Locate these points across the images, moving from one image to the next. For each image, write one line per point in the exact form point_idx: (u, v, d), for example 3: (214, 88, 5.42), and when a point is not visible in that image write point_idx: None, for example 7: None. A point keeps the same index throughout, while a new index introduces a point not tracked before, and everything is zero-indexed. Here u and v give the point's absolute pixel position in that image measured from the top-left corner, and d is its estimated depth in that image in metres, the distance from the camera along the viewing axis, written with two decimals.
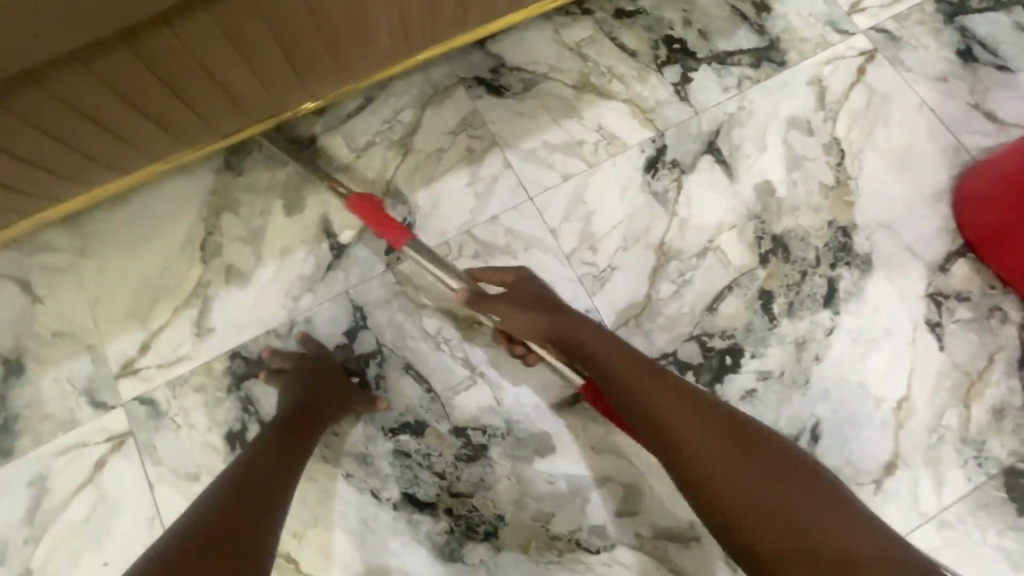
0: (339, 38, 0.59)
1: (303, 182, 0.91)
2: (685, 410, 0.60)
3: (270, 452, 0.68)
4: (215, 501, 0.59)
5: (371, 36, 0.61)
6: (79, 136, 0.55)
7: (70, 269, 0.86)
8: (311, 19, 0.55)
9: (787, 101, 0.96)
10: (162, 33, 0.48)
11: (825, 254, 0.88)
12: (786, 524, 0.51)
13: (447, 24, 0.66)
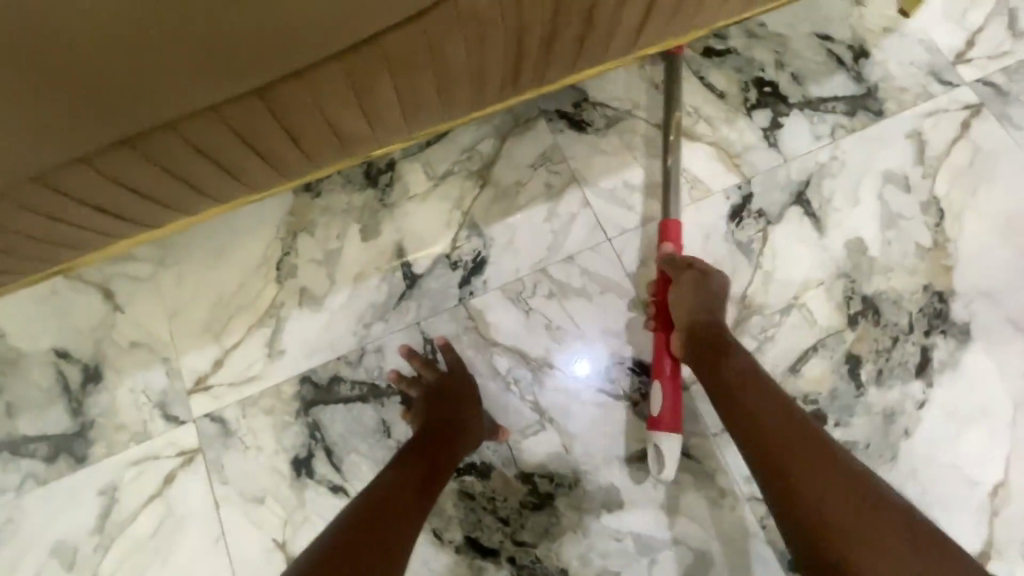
0: (451, 79, 0.58)
1: (379, 207, 0.90)
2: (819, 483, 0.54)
3: (407, 479, 0.67)
4: (348, 536, 0.59)
5: (484, 80, 0.60)
6: (189, 168, 0.55)
7: (150, 281, 0.88)
8: (431, 64, 0.54)
9: (883, 154, 0.91)
10: (289, 78, 0.49)
11: (919, 320, 0.83)
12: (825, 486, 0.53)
13: (561, 67, 0.64)
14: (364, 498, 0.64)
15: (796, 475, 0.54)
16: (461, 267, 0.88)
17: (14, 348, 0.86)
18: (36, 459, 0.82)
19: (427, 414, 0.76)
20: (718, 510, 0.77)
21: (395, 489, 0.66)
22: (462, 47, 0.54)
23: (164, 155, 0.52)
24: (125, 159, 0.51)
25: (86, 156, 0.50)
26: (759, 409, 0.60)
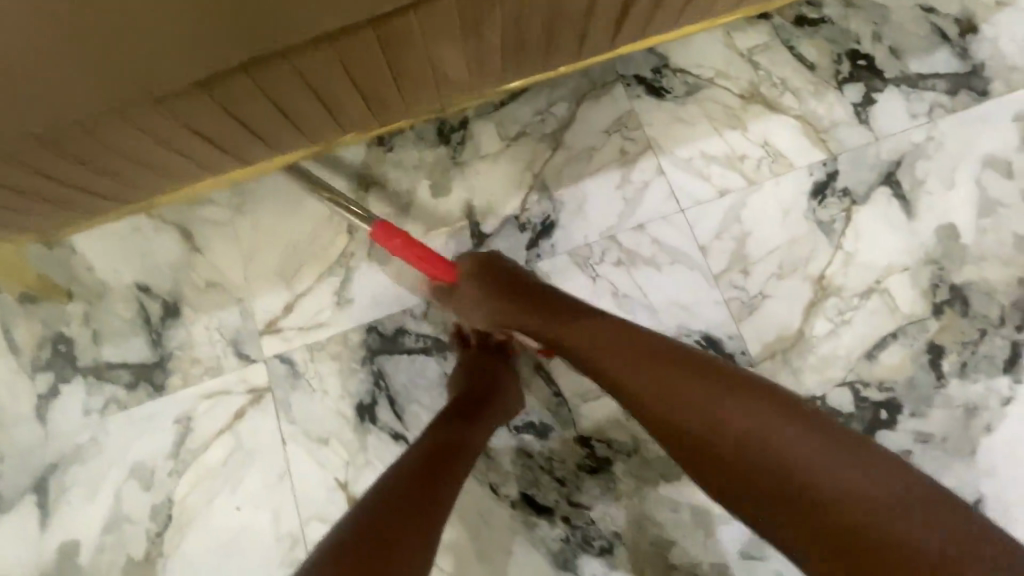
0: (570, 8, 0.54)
1: (450, 166, 0.90)
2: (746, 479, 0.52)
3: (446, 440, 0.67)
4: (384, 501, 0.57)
5: (592, 29, 0.59)
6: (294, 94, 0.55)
7: (228, 224, 0.91)
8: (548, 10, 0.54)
9: (984, 138, 0.86)
10: (410, 14, 0.49)
11: (1012, 314, 0.79)
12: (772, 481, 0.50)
13: (667, 18, 0.62)
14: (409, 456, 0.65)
15: (736, 483, 0.52)
16: (530, 229, 0.88)
17: (102, 280, 0.90)
18: (118, 385, 0.86)
19: (477, 372, 0.77)
20: None
21: (440, 444, 0.67)
22: None
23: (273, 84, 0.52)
24: (235, 90, 0.51)
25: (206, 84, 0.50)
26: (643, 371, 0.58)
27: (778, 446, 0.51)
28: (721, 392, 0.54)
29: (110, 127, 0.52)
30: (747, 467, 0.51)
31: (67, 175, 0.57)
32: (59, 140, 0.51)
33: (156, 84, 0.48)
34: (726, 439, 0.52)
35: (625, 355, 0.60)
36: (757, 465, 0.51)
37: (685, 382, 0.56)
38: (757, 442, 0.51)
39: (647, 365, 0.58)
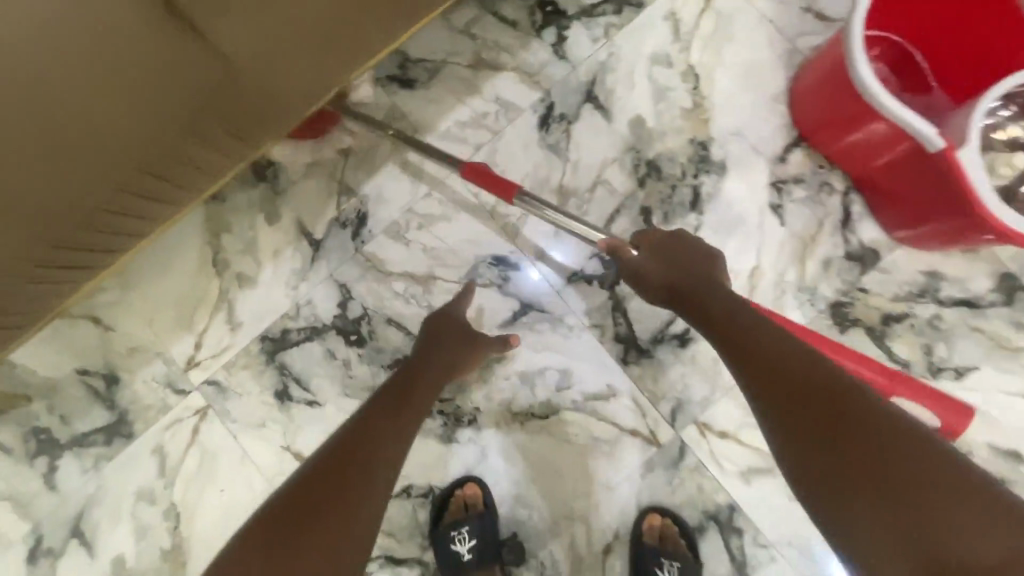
0: (296, 74, 0.78)
1: (274, 197, 1.14)
2: (856, 425, 0.62)
3: (373, 418, 0.82)
4: (300, 481, 0.72)
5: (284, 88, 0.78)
6: (104, 203, 0.75)
7: (124, 301, 1.14)
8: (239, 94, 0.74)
9: (649, 40, 1.14)
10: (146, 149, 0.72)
11: (690, 167, 1.11)
12: (857, 436, 0.61)
13: (343, 53, 0.81)
14: (356, 419, 0.81)
15: (838, 430, 0.62)
16: (349, 224, 1.14)
17: (47, 376, 1.14)
18: (98, 445, 1.14)
19: (435, 356, 0.96)
20: (570, 338, 1.10)
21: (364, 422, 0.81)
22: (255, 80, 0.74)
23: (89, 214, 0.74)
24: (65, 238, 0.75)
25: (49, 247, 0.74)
26: (778, 364, 0.71)
27: (876, 418, 0.62)
28: (836, 409, 0.64)
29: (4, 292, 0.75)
30: (835, 422, 0.63)
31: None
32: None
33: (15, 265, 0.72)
34: (816, 402, 0.66)
35: (779, 363, 0.72)
36: (845, 447, 0.61)
37: (810, 381, 0.68)
38: (863, 431, 0.61)
39: (800, 386, 0.68)
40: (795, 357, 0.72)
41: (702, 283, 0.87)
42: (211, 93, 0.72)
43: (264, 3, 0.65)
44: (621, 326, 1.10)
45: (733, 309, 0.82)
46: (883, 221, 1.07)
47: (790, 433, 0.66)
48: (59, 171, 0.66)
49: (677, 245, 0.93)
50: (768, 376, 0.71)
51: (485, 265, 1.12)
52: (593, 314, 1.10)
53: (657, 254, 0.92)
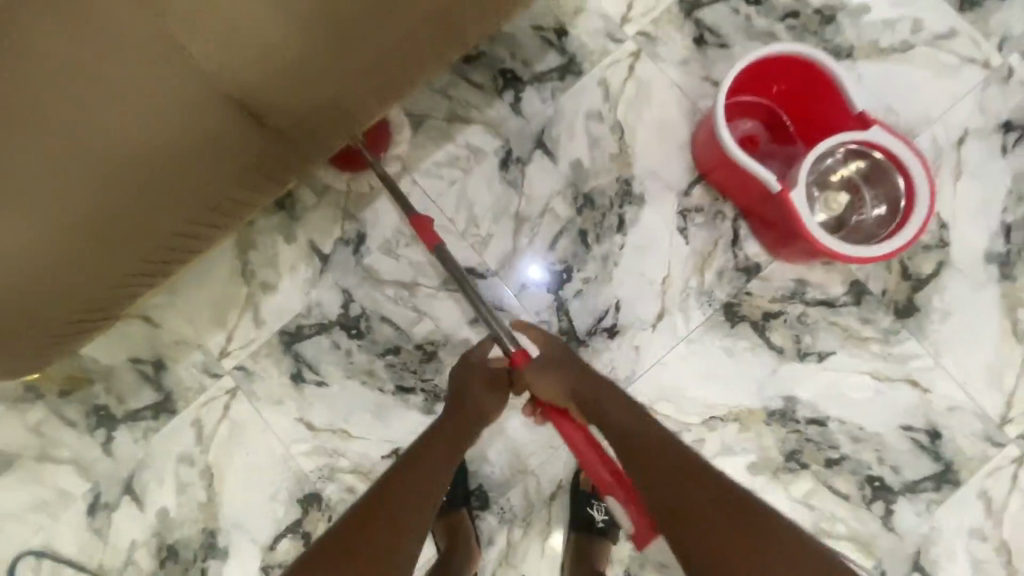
0: (304, 140, 1.08)
1: (291, 222, 1.45)
2: (737, 523, 0.87)
3: (401, 478, 1.03)
4: (346, 524, 0.93)
5: (305, 141, 1.08)
6: (180, 233, 1.03)
7: (170, 303, 1.44)
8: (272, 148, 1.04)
9: (585, 100, 1.47)
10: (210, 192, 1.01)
11: (617, 198, 1.44)
12: (742, 535, 0.85)
13: (348, 120, 1.10)
14: (383, 480, 1.03)
15: (728, 525, 0.87)
16: (351, 242, 1.45)
17: (108, 363, 1.43)
18: (148, 418, 1.42)
19: (455, 418, 1.18)
20: (524, 331, 1.42)
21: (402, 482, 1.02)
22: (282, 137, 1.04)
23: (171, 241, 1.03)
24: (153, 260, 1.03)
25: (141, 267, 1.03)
26: (684, 473, 0.98)
27: (755, 519, 0.87)
28: (725, 512, 0.89)
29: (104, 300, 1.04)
30: (726, 516, 0.88)
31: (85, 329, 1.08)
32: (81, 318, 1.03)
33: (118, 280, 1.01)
34: (711, 510, 0.90)
35: (683, 478, 0.97)
36: (732, 537, 0.85)
37: (707, 493, 0.93)
38: (744, 527, 0.86)
39: (701, 497, 0.93)
40: (692, 473, 0.97)
41: (607, 388, 1.16)
42: (247, 152, 1.01)
43: (286, 87, 0.96)
44: (564, 322, 1.41)
45: (644, 424, 1.09)
46: (761, 240, 1.40)
47: (696, 532, 0.88)
48: (155, 214, 0.95)
49: (577, 362, 1.21)
50: (677, 484, 0.96)
51: (458, 274, 1.44)
52: (542, 312, 1.42)
53: (569, 359, 1.21)
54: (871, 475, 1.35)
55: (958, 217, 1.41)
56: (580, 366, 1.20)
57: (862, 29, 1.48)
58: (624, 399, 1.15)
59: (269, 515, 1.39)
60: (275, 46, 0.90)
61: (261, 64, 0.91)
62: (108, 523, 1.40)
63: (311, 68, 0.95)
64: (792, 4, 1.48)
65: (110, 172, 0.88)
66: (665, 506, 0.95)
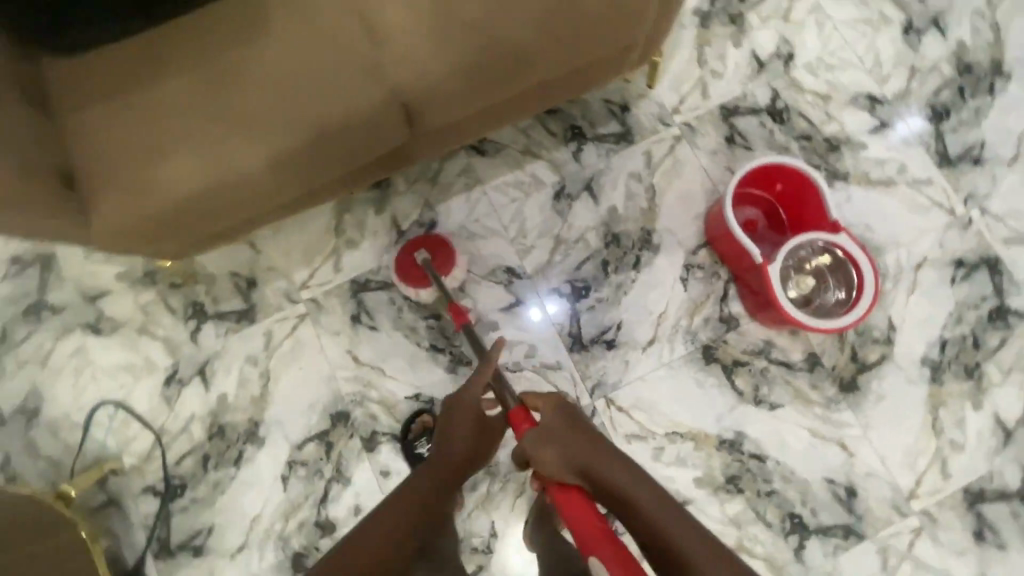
0: (431, 139, 1.41)
1: (383, 199, 1.84)
2: None
3: (394, 519, 1.22)
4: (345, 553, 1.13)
5: (433, 138, 1.42)
6: (324, 184, 1.35)
7: (274, 237, 1.82)
8: (410, 143, 1.37)
9: (631, 163, 1.86)
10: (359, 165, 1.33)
11: (638, 242, 1.80)
12: None
13: (465, 130, 1.44)
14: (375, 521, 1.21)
15: None
16: (424, 225, 1.83)
17: (214, 270, 1.80)
18: (232, 320, 1.78)
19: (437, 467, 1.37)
20: (541, 326, 1.76)
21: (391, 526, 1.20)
22: (420, 139, 1.38)
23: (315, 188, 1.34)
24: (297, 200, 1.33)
25: (291, 203, 1.34)
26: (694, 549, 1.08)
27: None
28: None
29: (252, 219, 1.33)
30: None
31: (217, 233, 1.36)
32: (230, 227, 1.32)
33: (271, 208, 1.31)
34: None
35: (696, 548, 1.08)
36: None
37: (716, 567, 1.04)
38: None
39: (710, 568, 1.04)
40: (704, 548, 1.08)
41: (616, 455, 1.23)
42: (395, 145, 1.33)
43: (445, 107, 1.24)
44: (574, 327, 1.76)
45: (650, 493, 1.18)
46: (744, 303, 1.75)
47: None
48: (319, 175, 1.26)
49: (585, 427, 1.30)
50: (683, 558, 1.08)
51: (500, 270, 1.80)
52: (558, 316, 1.77)
53: (577, 427, 1.29)
54: (793, 512, 1.62)
55: (905, 323, 1.74)
56: (586, 434, 1.27)
57: (859, 161, 1.86)
58: (630, 466, 1.22)
59: (304, 420, 1.71)
60: (448, 81, 1.20)
61: (439, 92, 1.21)
62: (177, 395, 1.74)
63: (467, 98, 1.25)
64: (807, 129, 1.88)
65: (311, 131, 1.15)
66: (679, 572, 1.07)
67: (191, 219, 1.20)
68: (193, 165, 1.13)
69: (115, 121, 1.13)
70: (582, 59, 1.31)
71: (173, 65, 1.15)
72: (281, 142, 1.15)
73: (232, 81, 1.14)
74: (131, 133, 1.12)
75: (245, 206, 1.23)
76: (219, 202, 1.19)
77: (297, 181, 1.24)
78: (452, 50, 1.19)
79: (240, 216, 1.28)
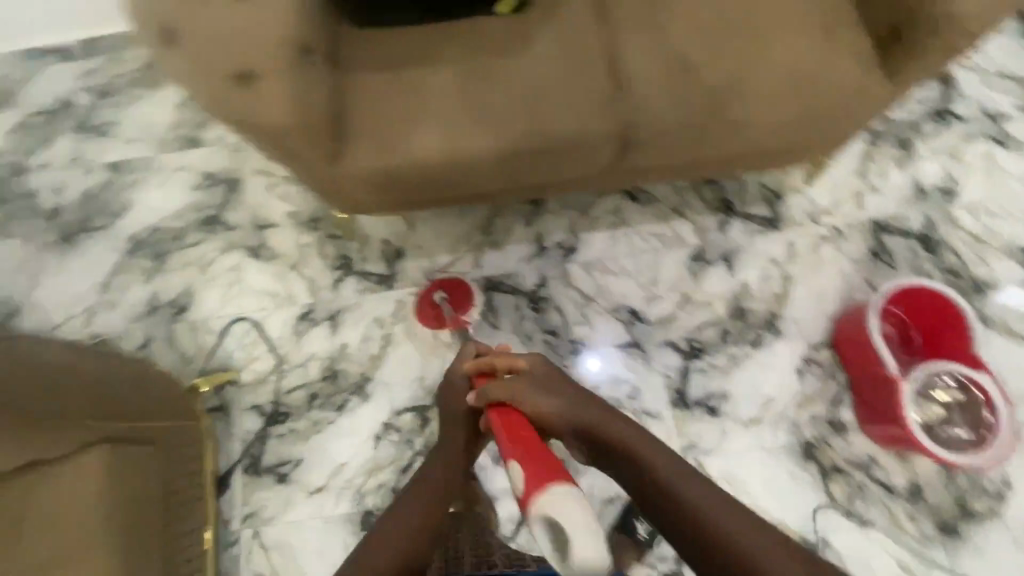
0: (617, 176, 1.50)
1: (534, 214, 1.98)
2: (765, 552, 1.00)
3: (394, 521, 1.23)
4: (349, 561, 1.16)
5: (617, 178, 1.51)
6: (511, 187, 1.45)
7: (429, 220, 1.99)
8: (598, 175, 1.47)
9: (772, 247, 1.93)
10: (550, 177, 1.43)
11: (762, 323, 1.85)
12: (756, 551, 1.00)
13: (647, 179, 1.54)
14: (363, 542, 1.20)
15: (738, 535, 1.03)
16: (564, 248, 1.94)
17: (370, 233, 1.98)
18: (371, 282, 1.93)
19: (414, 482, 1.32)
20: (649, 373, 1.81)
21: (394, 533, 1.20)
22: (609, 173, 1.47)
23: (504, 187, 1.44)
24: (484, 192, 1.44)
25: (477, 192, 1.45)
26: (683, 473, 1.14)
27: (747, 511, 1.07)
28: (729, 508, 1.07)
29: (437, 197, 1.43)
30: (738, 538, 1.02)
31: (401, 204, 1.45)
32: (417, 199, 1.42)
33: (460, 191, 1.41)
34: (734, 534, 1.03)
35: (691, 482, 1.12)
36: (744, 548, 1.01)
37: (724, 516, 1.05)
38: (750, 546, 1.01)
39: (715, 503, 1.08)
40: (701, 489, 1.10)
41: (624, 417, 1.24)
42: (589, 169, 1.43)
43: (652, 143, 1.38)
44: (681, 383, 1.80)
45: (656, 451, 1.16)
46: (856, 411, 1.74)
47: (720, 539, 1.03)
48: (520, 171, 1.37)
49: (561, 379, 1.28)
50: (688, 503, 1.09)
51: (623, 309, 1.88)
52: (668, 368, 1.81)
53: (542, 380, 1.25)
54: None
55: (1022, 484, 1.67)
56: (551, 379, 1.27)
57: (1003, 310, 1.85)
58: (626, 420, 1.22)
59: (408, 390, 1.81)
60: (666, 119, 1.34)
61: (654, 126, 1.34)
62: (305, 332, 1.88)
63: (674, 139, 1.37)
64: (955, 266, 1.90)
65: (539, 129, 1.30)
66: (688, 511, 1.08)
67: (401, 179, 1.32)
68: (446, 134, 1.29)
69: (390, 87, 1.30)
70: (783, 138, 1.41)
71: (443, 52, 1.33)
72: (525, 133, 1.30)
73: (490, 77, 1.32)
74: (401, 99, 1.29)
75: (449, 177, 1.34)
76: (456, 170, 1.33)
77: (502, 171, 1.36)
78: (680, 95, 1.33)
79: (436, 189, 1.39)
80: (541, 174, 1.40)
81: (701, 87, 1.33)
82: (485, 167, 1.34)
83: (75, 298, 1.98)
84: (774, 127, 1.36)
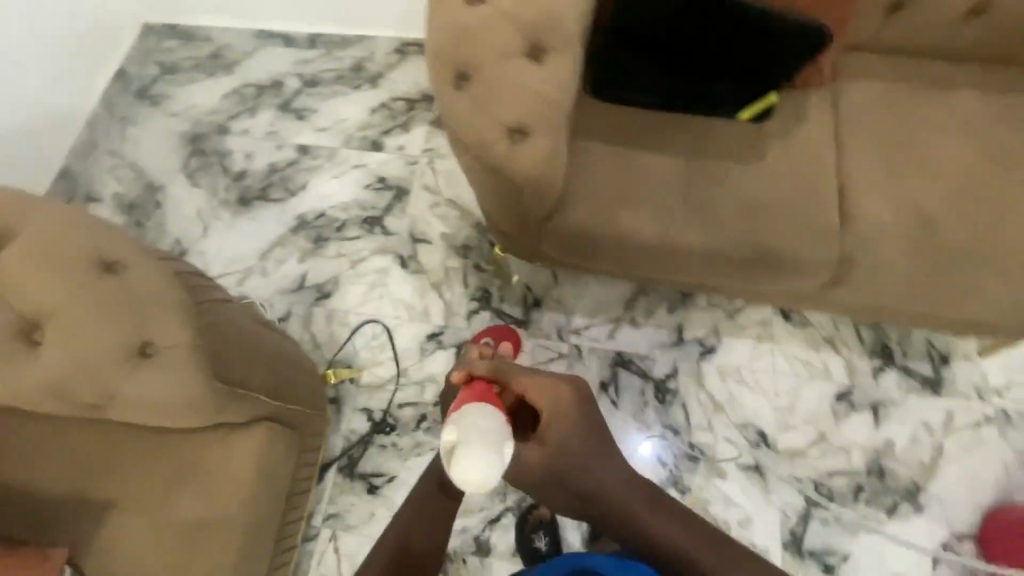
0: (812, 300, 1.43)
1: (680, 302, 1.93)
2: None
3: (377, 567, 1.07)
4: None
5: (812, 302, 1.43)
6: (702, 282, 1.41)
7: (574, 279, 1.99)
8: (797, 295, 1.40)
9: (929, 411, 1.78)
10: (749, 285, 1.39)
11: (901, 491, 1.70)
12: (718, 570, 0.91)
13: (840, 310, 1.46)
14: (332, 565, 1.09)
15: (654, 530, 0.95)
16: (703, 345, 1.88)
17: (514, 276, 2.01)
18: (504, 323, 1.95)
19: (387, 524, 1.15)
20: (766, 505, 1.70)
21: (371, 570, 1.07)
22: (809, 296, 1.41)
23: (697, 281, 1.41)
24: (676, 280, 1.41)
25: (667, 279, 1.42)
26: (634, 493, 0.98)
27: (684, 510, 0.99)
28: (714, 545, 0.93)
29: (627, 273, 1.42)
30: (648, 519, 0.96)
31: (587, 269, 1.45)
32: (608, 270, 1.41)
33: (654, 274, 1.39)
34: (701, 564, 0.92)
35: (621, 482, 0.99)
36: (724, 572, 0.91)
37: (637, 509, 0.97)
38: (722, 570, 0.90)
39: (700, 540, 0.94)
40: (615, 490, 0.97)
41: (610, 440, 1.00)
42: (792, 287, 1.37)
43: (871, 280, 1.31)
44: (798, 527, 1.68)
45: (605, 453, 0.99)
46: None
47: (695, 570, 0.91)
48: (723, 272, 1.34)
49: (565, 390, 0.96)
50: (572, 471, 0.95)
51: (752, 428, 1.78)
52: (788, 506, 1.70)
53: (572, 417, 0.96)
54: None
55: None
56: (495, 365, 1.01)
57: None
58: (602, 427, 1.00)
59: None
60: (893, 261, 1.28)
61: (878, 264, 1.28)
62: (430, 353, 1.92)
63: (894, 283, 1.31)
64: None
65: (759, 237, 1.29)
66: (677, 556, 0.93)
67: (606, 249, 1.33)
68: (663, 218, 1.29)
69: (613, 167, 1.32)
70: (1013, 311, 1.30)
71: (676, 139, 1.35)
72: (737, 243, 1.28)
73: (717, 174, 1.32)
74: (623, 177, 1.31)
75: (651, 260, 1.33)
76: (653, 257, 1.33)
77: (705, 266, 1.33)
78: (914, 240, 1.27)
79: (631, 266, 1.37)
80: (741, 280, 1.36)
81: (936, 240, 1.26)
82: (692, 259, 1.32)
83: (236, 258, 2.12)
84: (996, 300, 1.29)
